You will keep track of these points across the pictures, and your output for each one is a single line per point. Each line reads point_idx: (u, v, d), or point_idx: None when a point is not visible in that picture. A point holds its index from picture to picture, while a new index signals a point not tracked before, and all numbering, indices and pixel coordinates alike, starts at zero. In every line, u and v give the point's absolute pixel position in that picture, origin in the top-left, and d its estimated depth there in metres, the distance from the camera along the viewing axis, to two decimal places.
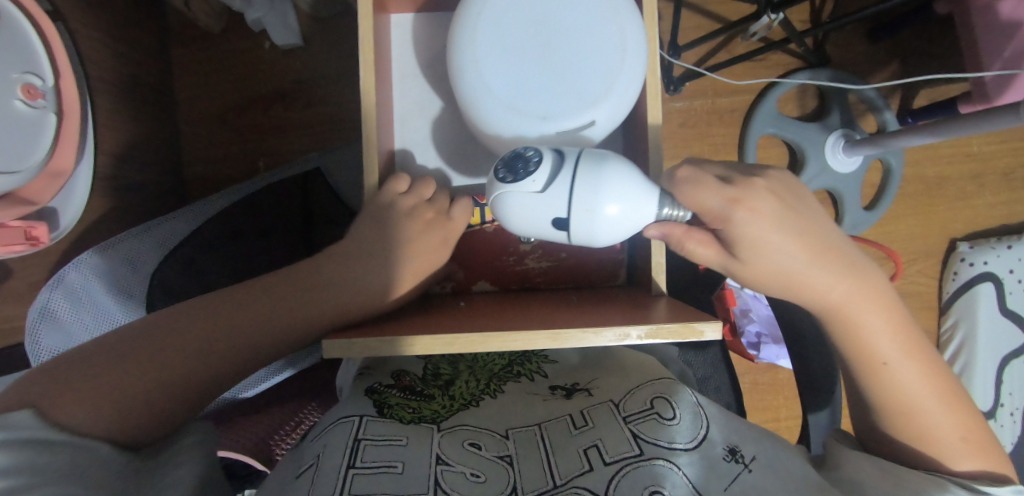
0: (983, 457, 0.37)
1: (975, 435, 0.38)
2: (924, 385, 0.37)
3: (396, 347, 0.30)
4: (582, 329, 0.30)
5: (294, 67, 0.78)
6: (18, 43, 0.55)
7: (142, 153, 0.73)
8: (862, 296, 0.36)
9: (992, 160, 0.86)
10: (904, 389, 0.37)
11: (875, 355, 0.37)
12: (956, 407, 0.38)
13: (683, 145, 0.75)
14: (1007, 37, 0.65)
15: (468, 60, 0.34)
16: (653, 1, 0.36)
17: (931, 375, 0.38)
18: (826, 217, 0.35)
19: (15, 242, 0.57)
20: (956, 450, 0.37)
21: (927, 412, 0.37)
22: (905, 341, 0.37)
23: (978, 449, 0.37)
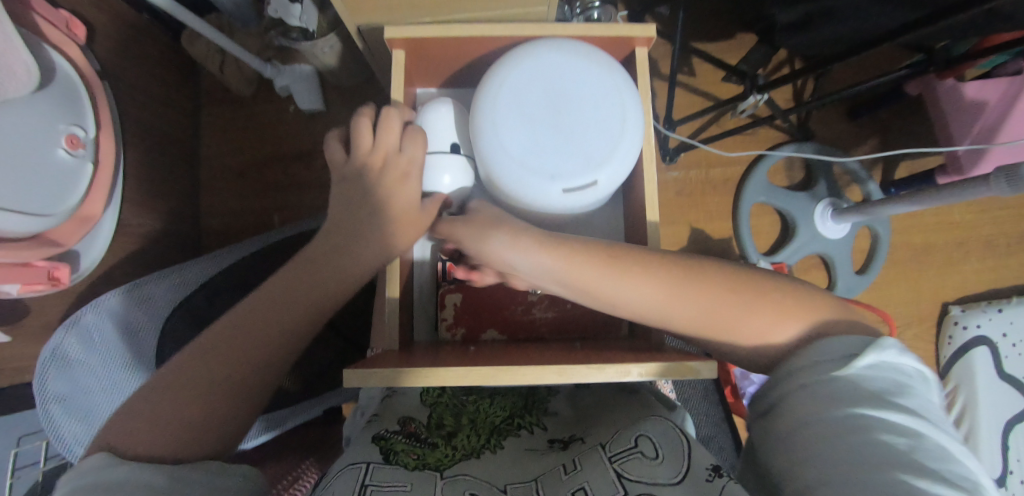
0: (794, 316, 0.35)
1: (772, 303, 0.35)
2: (682, 305, 0.35)
3: (412, 377, 0.32)
4: (586, 366, 0.32)
5: (315, 128, 0.84)
6: (67, 99, 0.60)
7: (159, 203, 0.76)
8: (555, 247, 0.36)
9: (975, 228, 0.90)
10: (665, 315, 0.36)
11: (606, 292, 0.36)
12: (721, 296, 0.35)
13: (681, 211, 0.79)
14: (975, 115, 0.75)
15: (488, 123, 0.38)
16: (648, 85, 0.42)
17: (662, 277, 0.35)
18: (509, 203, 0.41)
19: (39, 281, 0.57)
20: (770, 327, 0.35)
21: (693, 319, 0.35)
22: (632, 269, 0.35)
23: (784, 310, 0.35)
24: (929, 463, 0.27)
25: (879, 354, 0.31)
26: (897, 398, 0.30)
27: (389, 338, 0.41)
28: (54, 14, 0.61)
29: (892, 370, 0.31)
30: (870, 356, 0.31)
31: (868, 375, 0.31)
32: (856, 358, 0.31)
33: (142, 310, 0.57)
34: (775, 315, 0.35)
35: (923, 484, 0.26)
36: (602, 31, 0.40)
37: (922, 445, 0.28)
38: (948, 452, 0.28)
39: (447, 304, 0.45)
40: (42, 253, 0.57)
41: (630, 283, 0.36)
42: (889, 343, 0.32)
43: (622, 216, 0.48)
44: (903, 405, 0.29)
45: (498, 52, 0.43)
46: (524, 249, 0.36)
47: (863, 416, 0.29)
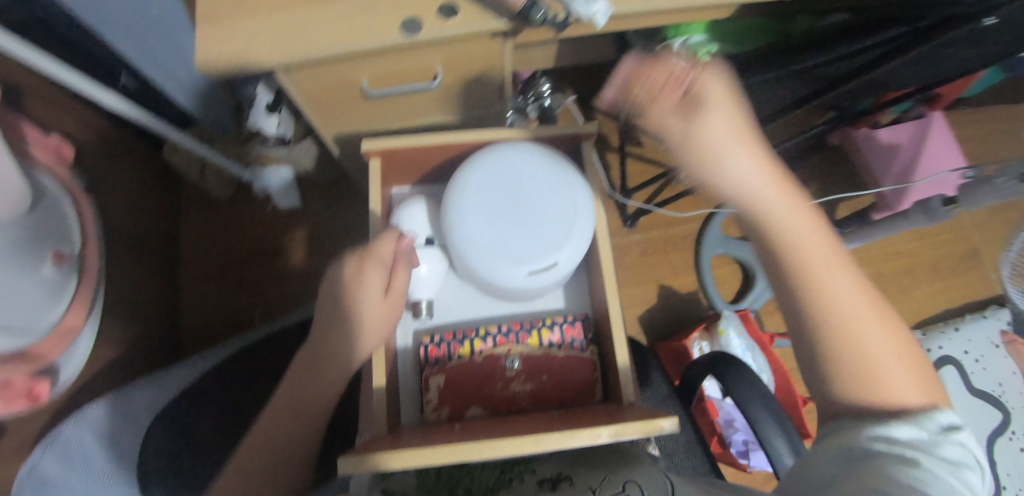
0: (935, 394, 0.35)
1: (913, 361, 0.36)
2: (841, 285, 0.36)
3: (395, 459, 0.33)
4: (560, 432, 0.34)
5: (295, 222, 0.88)
6: (56, 217, 0.63)
7: (139, 308, 0.76)
8: (780, 192, 0.37)
9: (917, 255, 0.98)
10: (847, 294, 0.35)
11: (783, 230, 0.37)
12: (886, 320, 0.36)
13: (646, 269, 0.84)
14: (892, 157, 0.85)
15: (458, 220, 0.42)
16: (595, 171, 0.48)
17: (838, 267, 0.36)
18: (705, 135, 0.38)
19: (19, 398, 0.54)
20: (906, 379, 0.34)
21: (854, 321, 0.35)
22: (828, 262, 0.36)
23: (920, 380, 0.35)
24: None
25: (966, 435, 0.32)
26: (967, 470, 0.30)
27: (378, 425, 0.42)
28: (46, 140, 0.64)
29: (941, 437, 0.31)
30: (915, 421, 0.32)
31: (946, 436, 0.32)
32: (945, 421, 0.33)
33: (124, 418, 0.57)
34: (919, 384, 0.35)
35: None
36: (551, 130, 0.46)
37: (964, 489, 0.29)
38: None
39: (432, 386, 0.47)
40: (23, 371, 0.56)
41: (825, 268, 0.36)
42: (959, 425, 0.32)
43: (588, 286, 0.52)
44: (970, 468, 0.30)
45: (462, 154, 0.49)
46: (752, 161, 0.37)
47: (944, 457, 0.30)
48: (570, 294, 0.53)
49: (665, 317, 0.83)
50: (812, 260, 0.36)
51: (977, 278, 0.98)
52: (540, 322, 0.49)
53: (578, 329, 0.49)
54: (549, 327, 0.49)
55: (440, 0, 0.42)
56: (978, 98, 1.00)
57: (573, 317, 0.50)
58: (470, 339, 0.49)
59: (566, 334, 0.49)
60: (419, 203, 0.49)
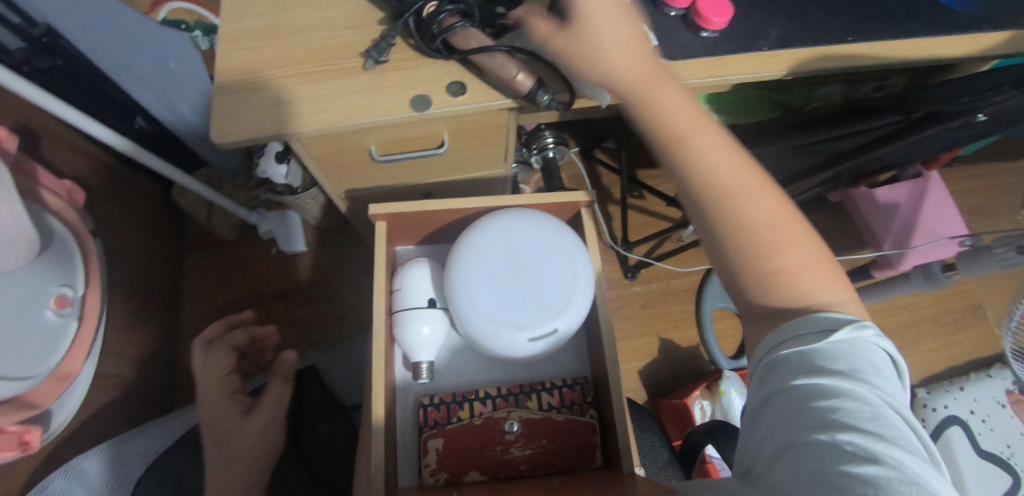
0: (848, 298, 0.32)
1: (816, 258, 0.33)
2: (736, 184, 0.34)
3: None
4: None
5: (297, 264, 0.89)
6: (61, 259, 0.63)
7: (137, 348, 0.76)
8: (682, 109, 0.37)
9: (919, 310, 0.97)
10: (729, 192, 0.34)
11: (676, 130, 0.36)
12: (783, 215, 0.34)
13: (648, 321, 0.84)
14: (892, 215, 0.86)
15: (460, 285, 0.43)
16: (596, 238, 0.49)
17: (733, 163, 0.35)
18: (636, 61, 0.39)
19: (9, 447, 0.53)
20: (811, 275, 0.32)
21: (745, 211, 0.34)
22: (718, 150, 0.35)
23: (833, 283, 0.32)
24: (845, 436, 0.25)
25: (866, 335, 0.29)
26: (875, 377, 0.27)
27: (376, 494, 0.41)
28: (58, 184, 0.66)
29: (856, 353, 0.28)
30: (841, 332, 0.29)
31: (835, 353, 0.28)
32: (838, 333, 0.28)
33: (118, 470, 0.58)
34: (828, 277, 0.33)
35: (843, 462, 0.24)
36: (550, 200, 0.48)
37: (888, 434, 0.25)
38: (882, 435, 0.25)
39: (430, 449, 0.46)
40: (14, 418, 0.55)
41: (741, 174, 0.35)
42: (854, 326, 0.29)
43: (587, 348, 0.52)
44: (866, 382, 0.27)
45: (468, 217, 0.50)
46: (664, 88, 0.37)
47: (822, 396, 0.27)
48: (571, 356, 0.53)
49: (665, 371, 0.82)
50: (719, 170, 0.35)
51: (979, 334, 0.97)
52: (540, 385, 0.49)
53: (576, 393, 0.48)
54: (548, 390, 0.49)
55: (448, 79, 0.43)
56: (972, 156, 1.01)
57: (572, 380, 0.49)
58: (470, 401, 0.48)
59: (564, 397, 0.48)
60: (424, 264, 0.49)
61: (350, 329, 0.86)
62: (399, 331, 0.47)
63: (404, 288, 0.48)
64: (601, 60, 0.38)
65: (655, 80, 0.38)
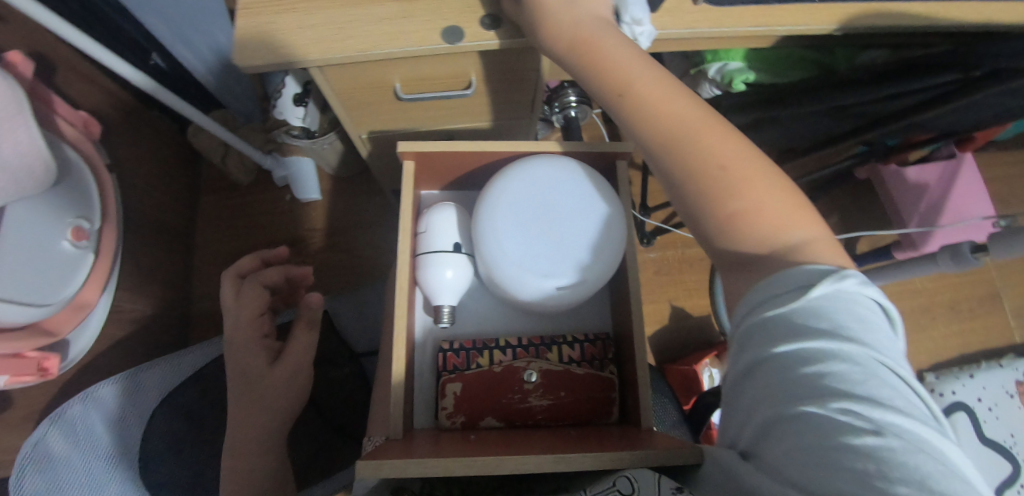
0: (816, 237, 0.29)
1: (786, 198, 0.30)
2: (696, 130, 0.31)
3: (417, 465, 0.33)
4: (585, 455, 0.32)
5: (310, 213, 0.89)
6: (78, 192, 0.63)
7: (153, 286, 0.77)
8: (623, 55, 0.35)
9: (936, 295, 0.96)
10: (683, 137, 0.31)
11: (624, 78, 0.34)
12: (744, 153, 0.31)
13: (662, 288, 0.83)
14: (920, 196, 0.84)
15: (488, 231, 0.43)
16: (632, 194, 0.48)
17: (688, 108, 0.32)
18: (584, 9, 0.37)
19: (27, 372, 0.55)
20: (777, 210, 0.29)
21: (698, 151, 0.31)
22: (667, 93, 0.33)
23: (801, 217, 0.29)
24: (837, 405, 0.22)
25: (846, 282, 0.25)
26: (863, 330, 0.24)
27: (393, 429, 0.41)
28: (74, 115, 0.65)
29: (838, 305, 0.24)
30: (821, 286, 0.25)
31: (819, 311, 0.24)
32: (816, 288, 0.25)
33: (132, 400, 0.59)
34: (794, 212, 0.29)
35: (843, 440, 0.21)
36: (586, 150, 0.46)
37: (886, 399, 0.22)
38: (875, 399, 0.22)
39: (447, 393, 0.46)
40: (33, 344, 0.56)
41: (683, 110, 0.32)
42: (838, 277, 0.25)
43: (609, 305, 0.52)
44: (857, 341, 0.23)
45: (496, 163, 0.49)
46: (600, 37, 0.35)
47: (813, 363, 0.23)
48: (592, 313, 0.52)
49: (674, 340, 0.82)
50: (671, 115, 0.32)
51: (994, 323, 0.96)
52: (561, 338, 0.48)
53: (597, 349, 0.48)
54: (569, 343, 0.48)
55: (482, 12, 0.41)
56: (1008, 141, 0.98)
57: (593, 336, 0.49)
58: (490, 349, 0.48)
59: (585, 352, 0.48)
60: (450, 208, 0.49)
61: (362, 279, 0.86)
62: (423, 273, 0.46)
63: (430, 230, 0.47)
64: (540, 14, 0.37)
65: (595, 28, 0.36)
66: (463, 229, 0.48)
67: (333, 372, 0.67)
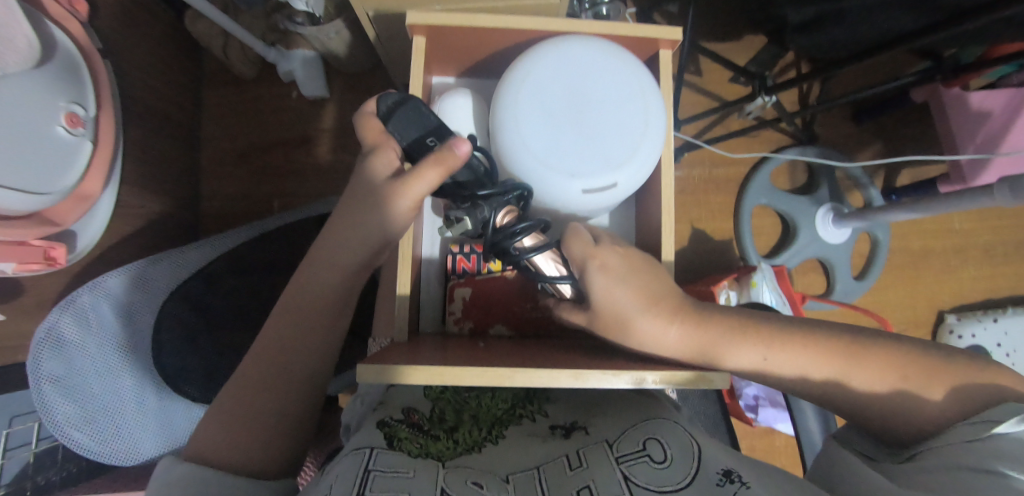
0: (954, 379, 0.33)
1: (955, 379, 0.33)
2: (851, 373, 0.35)
3: (422, 372, 0.31)
4: (602, 371, 0.31)
5: (317, 115, 0.85)
6: (69, 75, 0.58)
7: (162, 183, 0.76)
8: (742, 344, 0.37)
9: (973, 236, 0.90)
10: (824, 376, 0.36)
11: (718, 356, 0.37)
12: (896, 370, 0.34)
13: (682, 209, 0.85)
14: (979, 124, 0.76)
15: (509, 119, 0.38)
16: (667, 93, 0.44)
17: (807, 352, 0.36)
18: (623, 283, 0.36)
19: (35, 260, 0.55)
20: (922, 389, 0.33)
21: (844, 382, 0.36)
22: (781, 344, 0.37)
23: (950, 382, 0.33)
24: None
25: None
26: None
27: (400, 331, 0.40)
28: None
29: None
30: (1009, 424, 0.29)
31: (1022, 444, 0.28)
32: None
33: (141, 293, 0.60)
34: (937, 380, 0.33)
35: None
36: (631, 31, 0.42)
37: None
38: None
39: (456, 297, 0.45)
40: (39, 232, 0.55)
41: (754, 319, 0.39)
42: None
43: (633, 213, 0.50)
44: None
45: (521, 45, 0.45)
46: (651, 319, 0.37)
47: (980, 470, 0.28)
48: (614, 221, 0.50)
49: (694, 259, 0.84)
50: (784, 366, 0.37)
51: None
52: None
53: None
54: None
55: None
56: None
57: None
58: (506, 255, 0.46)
59: None
60: (466, 95, 0.44)
61: None
62: None
63: (441, 116, 0.44)
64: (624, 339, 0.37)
65: (678, 316, 0.37)
66: (479, 120, 0.44)
67: None
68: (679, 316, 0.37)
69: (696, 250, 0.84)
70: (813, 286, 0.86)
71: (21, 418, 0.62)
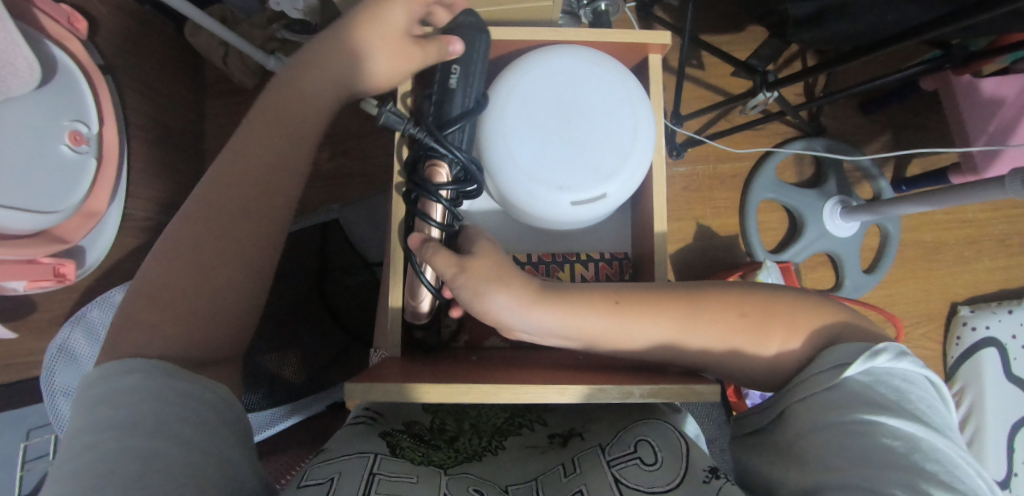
0: (800, 324, 0.35)
1: (790, 319, 0.36)
2: (694, 329, 0.36)
3: (415, 394, 0.31)
4: (591, 387, 0.31)
5: None
6: (70, 94, 0.58)
7: (168, 195, 0.77)
8: (607, 319, 0.36)
9: (986, 226, 0.88)
10: (675, 338, 0.37)
11: (591, 332, 0.37)
12: (742, 317, 0.36)
13: (687, 206, 0.84)
14: (992, 113, 0.74)
15: (496, 132, 0.38)
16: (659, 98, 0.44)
17: (660, 317, 0.36)
18: (488, 258, 0.36)
19: (44, 278, 0.56)
20: (762, 334, 0.35)
21: (692, 338, 0.36)
22: (630, 308, 0.36)
23: (791, 325, 0.35)
24: (928, 465, 0.28)
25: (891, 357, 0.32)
26: (905, 400, 0.31)
27: (391, 345, 0.40)
28: (56, 8, 0.58)
29: (887, 373, 0.31)
30: (859, 364, 0.31)
31: (870, 381, 0.31)
32: (852, 366, 0.32)
33: None
34: (776, 328, 0.35)
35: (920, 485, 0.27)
36: (618, 39, 0.42)
37: (945, 432, 0.30)
38: (930, 452, 0.28)
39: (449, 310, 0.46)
40: (49, 250, 0.56)
41: (614, 287, 0.38)
42: (884, 347, 0.32)
43: (631, 222, 0.49)
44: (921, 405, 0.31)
45: (514, 55, 0.45)
46: (523, 304, 0.35)
47: (850, 422, 0.30)
48: (612, 229, 0.50)
49: (700, 256, 0.83)
50: (648, 332, 0.36)
51: None
52: (574, 257, 0.46)
53: (613, 269, 0.46)
54: (583, 263, 0.46)
55: None
56: None
57: (610, 256, 0.47)
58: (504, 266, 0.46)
59: (600, 272, 0.46)
60: None
61: (372, 188, 0.83)
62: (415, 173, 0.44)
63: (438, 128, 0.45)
64: (485, 309, 0.36)
65: (543, 298, 0.36)
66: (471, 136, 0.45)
67: (347, 280, 0.70)
68: (546, 292, 0.36)
69: (701, 247, 0.83)
70: (822, 281, 0.85)
71: (40, 429, 0.66)
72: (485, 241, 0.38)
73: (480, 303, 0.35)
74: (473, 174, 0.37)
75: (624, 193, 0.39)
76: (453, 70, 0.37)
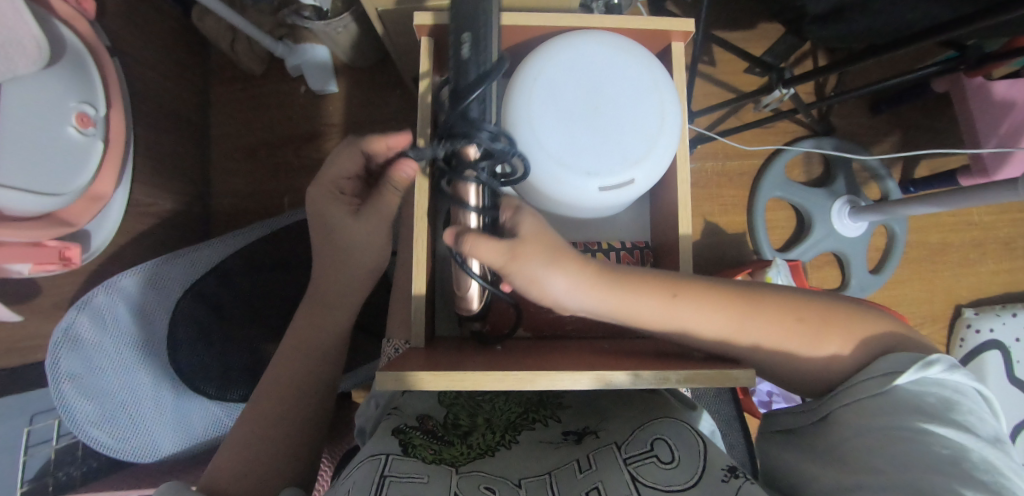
0: (849, 329, 0.35)
1: (838, 321, 0.35)
2: (747, 325, 0.36)
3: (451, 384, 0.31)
4: (625, 373, 0.31)
5: (325, 110, 0.84)
6: (79, 74, 0.57)
7: (173, 181, 0.76)
8: (661, 308, 0.36)
9: (992, 229, 0.88)
10: (721, 332, 0.36)
11: (645, 319, 0.36)
12: (789, 320, 0.36)
13: (695, 203, 0.84)
14: (1003, 115, 0.74)
15: (522, 115, 0.37)
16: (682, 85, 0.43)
17: (713, 309, 0.36)
18: (541, 242, 0.33)
19: (50, 261, 0.55)
20: (817, 342, 0.35)
21: (739, 336, 0.36)
22: (684, 300, 0.36)
23: (847, 331, 0.35)
24: (975, 472, 0.28)
25: (947, 368, 0.32)
26: (960, 410, 0.31)
27: (415, 336, 0.40)
28: None
29: (939, 384, 0.32)
30: (911, 373, 0.32)
31: (918, 391, 0.31)
32: (902, 376, 0.32)
33: (155, 292, 0.61)
34: (833, 333, 0.35)
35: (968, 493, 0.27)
36: (641, 26, 0.42)
37: (998, 442, 0.30)
38: (979, 462, 0.28)
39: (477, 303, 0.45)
40: (54, 233, 0.55)
41: (663, 274, 0.37)
42: (937, 358, 0.32)
43: (648, 214, 0.50)
44: (976, 414, 0.31)
45: (536, 41, 0.45)
46: (579, 286, 0.34)
47: (896, 428, 0.30)
48: (630, 221, 0.50)
49: (707, 253, 0.83)
50: (702, 319, 0.36)
51: None
52: (595, 246, 0.46)
53: (634, 258, 0.46)
54: (604, 252, 0.46)
55: None
56: None
57: (631, 245, 0.47)
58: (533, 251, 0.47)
59: (622, 262, 0.46)
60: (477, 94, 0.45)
61: None
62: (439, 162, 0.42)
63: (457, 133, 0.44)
64: (541, 292, 0.34)
65: (597, 283, 0.35)
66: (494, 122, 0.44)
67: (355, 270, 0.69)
68: (598, 277, 0.35)
69: (708, 245, 0.83)
70: (828, 281, 0.85)
71: (42, 414, 0.66)
72: (533, 217, 0.34)
73: (534, 287, 0.34)
74: (502, 149, 0.34)
75: (651, 178, 0.39)
76: (463, 40, 0.34)
